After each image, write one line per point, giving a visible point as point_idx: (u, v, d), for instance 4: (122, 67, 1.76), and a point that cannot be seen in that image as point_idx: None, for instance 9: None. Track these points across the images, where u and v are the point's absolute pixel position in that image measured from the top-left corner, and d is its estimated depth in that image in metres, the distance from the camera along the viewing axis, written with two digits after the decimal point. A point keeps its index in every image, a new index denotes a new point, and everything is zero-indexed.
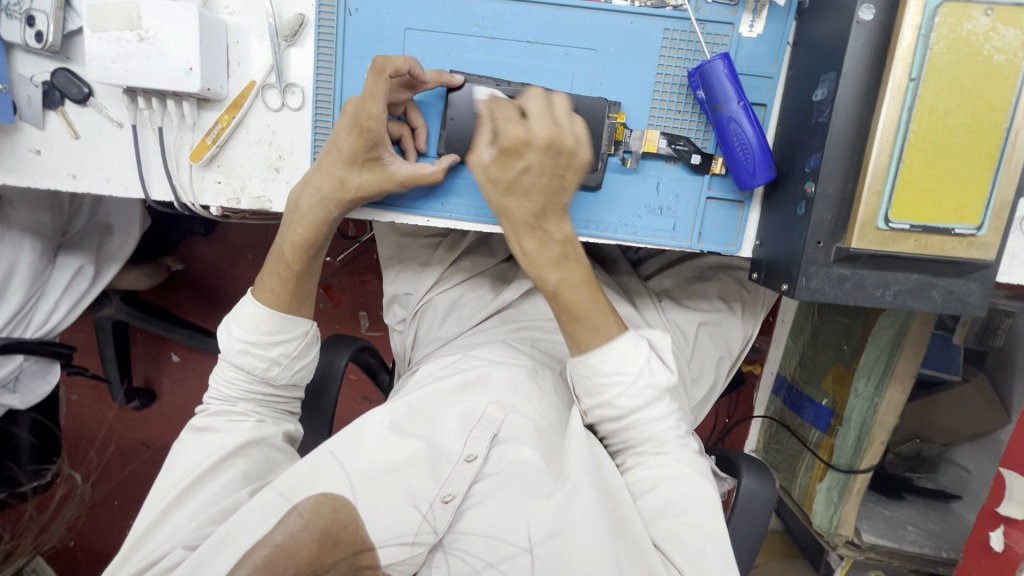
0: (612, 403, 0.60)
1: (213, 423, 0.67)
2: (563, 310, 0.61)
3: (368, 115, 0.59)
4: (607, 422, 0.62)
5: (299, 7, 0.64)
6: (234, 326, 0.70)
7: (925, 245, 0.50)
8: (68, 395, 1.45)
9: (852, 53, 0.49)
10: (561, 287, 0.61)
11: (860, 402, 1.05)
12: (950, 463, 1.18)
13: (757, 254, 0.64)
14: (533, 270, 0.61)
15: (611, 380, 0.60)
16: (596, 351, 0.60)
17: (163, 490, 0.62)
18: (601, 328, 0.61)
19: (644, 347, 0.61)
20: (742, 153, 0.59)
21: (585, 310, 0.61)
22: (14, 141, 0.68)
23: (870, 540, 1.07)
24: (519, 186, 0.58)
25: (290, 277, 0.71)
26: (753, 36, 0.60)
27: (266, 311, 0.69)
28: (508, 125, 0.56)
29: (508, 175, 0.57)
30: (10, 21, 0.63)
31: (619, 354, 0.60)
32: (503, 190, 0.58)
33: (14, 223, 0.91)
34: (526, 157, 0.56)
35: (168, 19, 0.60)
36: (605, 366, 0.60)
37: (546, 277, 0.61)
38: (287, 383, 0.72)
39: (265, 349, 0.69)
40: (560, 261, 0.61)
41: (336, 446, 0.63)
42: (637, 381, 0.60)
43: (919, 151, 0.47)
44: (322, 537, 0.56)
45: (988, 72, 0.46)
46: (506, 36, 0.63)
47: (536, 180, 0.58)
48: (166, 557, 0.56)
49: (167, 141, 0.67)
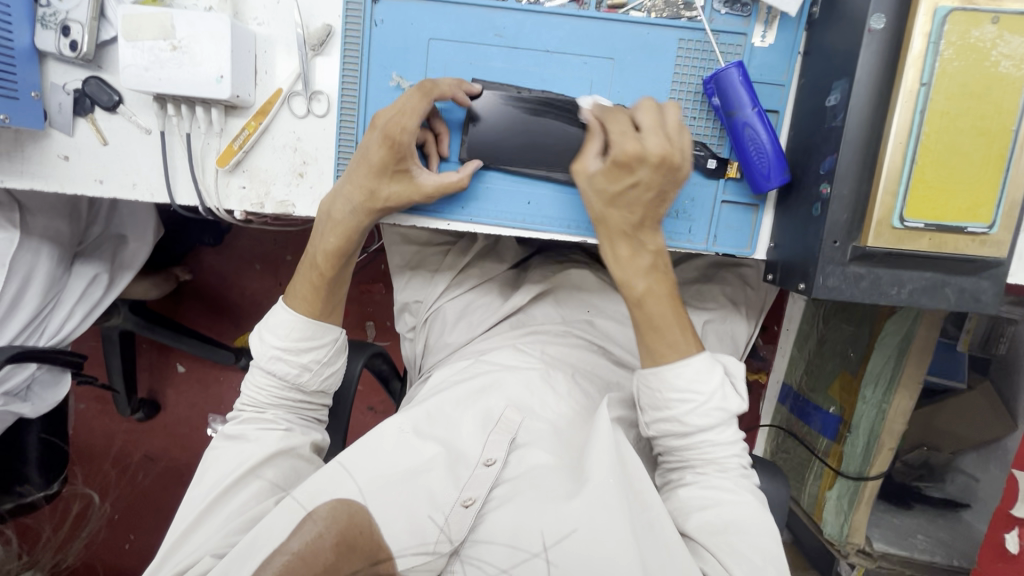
0: (680, 420, 0.61)
1: (244, 431, 0.69)
2: (646, 320, 0.63)
3: (397, 128, 0.62)
4: (670, 437, 0.63)
5: (326, 18, 0.66)
6: (266, 333, 0.72)
7: (939, 244, 0.51)
8: (76, 404, 1.45)
9: (864, 60, 0.51)
10: (645, 296, 0.64)
11: (868, 408, 1.05)
12: (957, 471, 1.16)
13: (771, 256, 0.66)
14: (621, 275, 0.63)
15: (684, 396, 0.61)
16: (673, 366, 0.61)
17: (196, 498, 0.63)
18: (679, 345, 0.62)
19: (719, 369, 0.62)
20: (756, 157, 0.61)
21: (666, 323, 0.63)
22: (44, 147, 0.69)
23: (881, 549, 1.07)
24: (621, 198, 0.61)
25: (322, 285, 0.72)
26: (765, 46, 0.62)
27: (299, 318, 0.71)
28: (624, 140, 0.58)
29: (614, 188, 0.60)
30: (44, 31, 0.65)
31: (696, 371, 0.61)
32: (607, 200, 0.61)
33: (33, 231, 0.90)
34: (636, 173, 0.59)
35: (201, 29, 0.62)
36: (677, 381, 0.61)
37: (631, 284, 0.63)
38: (316, 388, 0.73)
39: (297, 355, 0.70)
40: (649, 271, 0.63)
41: (347, 461, 0.62)
42: (710, 401, 0.60)
43: (931, 152, 0.49)
44: (338, 544, 0.55)
45: (995, 75, 0.48)
46: (527, 45, 0.65)
47: (648, 191, 0.60)
48: (197, 564, 0.58)
49: (194, 147, 0.69)
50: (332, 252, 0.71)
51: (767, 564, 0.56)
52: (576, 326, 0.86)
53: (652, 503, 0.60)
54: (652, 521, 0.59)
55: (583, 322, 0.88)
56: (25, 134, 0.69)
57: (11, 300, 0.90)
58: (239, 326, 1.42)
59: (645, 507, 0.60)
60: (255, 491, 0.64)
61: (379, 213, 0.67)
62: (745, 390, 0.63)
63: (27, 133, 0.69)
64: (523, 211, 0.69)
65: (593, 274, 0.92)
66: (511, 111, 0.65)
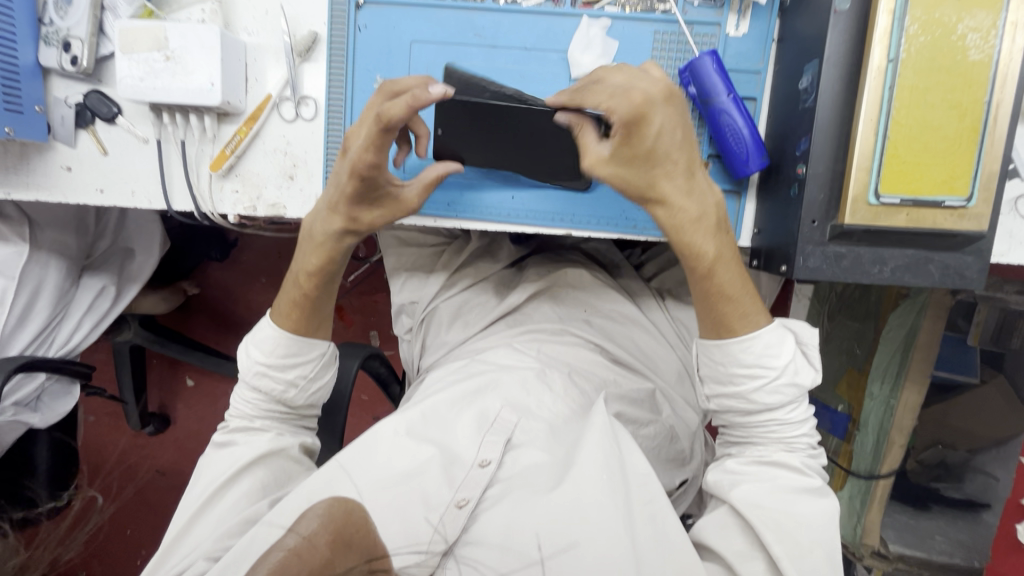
0: (747, 397, 0.61)
1: (233, 437, 0.70)
2: (716, 289, 0.60)
3: (365, 164, 0.60)
4: (733, 413, 0.63)
5: (312, 26, 0.69)
6: (251, 347, 0.73)
7: (917, 219, 0.51)
8: (86, 416, 1.47)
9: (832, 39, 0.52)
10: (716, 264, 0.60)
11: (875, 405, 1.00)
12: (977, 471, 1.09)
13: (755, 242, 0.66)
14: (691, 242, 0.59)
15: (755, 371, 0.60)
16: (741, 338, 0.60)
17: (193, 500, 0.64)
18: (747, 317, 0.60)
19: (790, 341, 0.60)
20: (734, 143, 0.61)
21: (737, 291, 0.60)
22: (48, 159, 0.72)
23: (898, 551, 1.05)
24: (661, 154, 0.54)
25: (305, 304, 0.72)
26: (739, 35, 0.63)
27: (282, 334, 0.72)
28: (623, 97, 0.51)
29: (645, 147, 0.53)
30: (47, 48, 0.69)
31: (766, 344, 0.60)
32: (647, 165, 0.54)
33: (42, 244, 0.93)
34: (655, 121, 0.52)
35: (192, 40, 0.64)
36: (745, 356, 0.60)
37: (701, 248, 0.59)
38: (303, 404, 0.73)
39: (282, 372, 0.71)
40: (717, 231, 0.59)
41: (347, 462, 0.62)
42: (780, 377, 0.59)
43: (903, 128, 0.49)
44: (334, 541, 0.52)
45: (961, 48, 0.48)
46: (506, 44, 0.67)
47: (671, 142, 0.54)
48: (191, 567, 0.57)
49: (189, 154, 0.71)
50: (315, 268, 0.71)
51: (813, 547, 0.55)
52: (572, 325, 0.84)
53: (657, 497, 0.60)
54: (654, 513, 0.59)
55: (581, 321, 0.86)
56: (30, 148, 0.72)
57: (21, 312, 0.91)
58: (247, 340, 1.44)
59: (648, 500, 0.60)
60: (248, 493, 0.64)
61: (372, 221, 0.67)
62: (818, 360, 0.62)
63: (32, 147, 0.72)
64: (507, 205, 0.70)
65: (590, 273, 0.90)
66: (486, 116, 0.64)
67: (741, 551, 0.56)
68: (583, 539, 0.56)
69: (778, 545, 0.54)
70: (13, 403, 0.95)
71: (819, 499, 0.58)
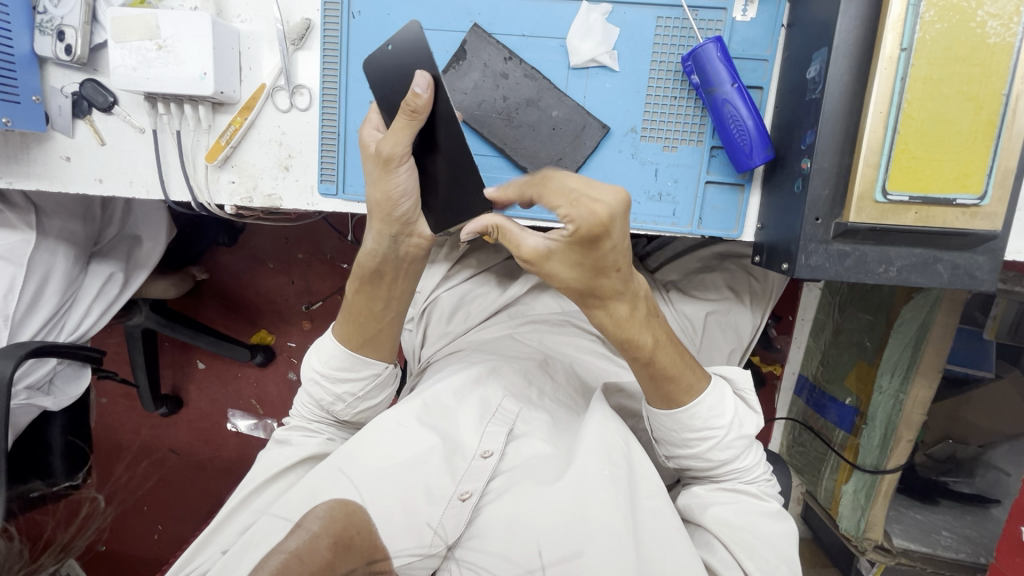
0: (704, 456, 0.60)
1: (287, 436, 0.69)
2: (660, 374, 0.56)
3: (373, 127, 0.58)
4: (691, 468, 0.63)
5: (305, 12, 0.67)
6: (312, 353, 0.68)
7: (926, 217, 0.49)
8: (98, 398, 1.50)
9: (843, 27, 0.50)
10: (656, 349, 0.55)
11: (884, 399, 0.94)
12: (987, 466, 1.04)
13: (758, 238, 0.64)
14: (630, 334, 0.53)
15: (703, 434, 0.59)
16: (687, 409, 0.58)
17: None
18: (693, 386, 0.58)
19: (731, 396, 0.60)
20: (738, 135, 0.59)
21: (677, 369, 0.57)
22: (47, 148, 0.72)
23: (902, 545, 0.96)
24: (612, 259, 0.47)
25: (357, 320, 0.64)
26: (746, 20, 0.61)
27: (339, 348, 0.65)
28: (586, 210, 0.43)
29: (592, 262, 0.46)
30: (42, 37, 0.68)
31: (709, 408, 0.58)
32: (592, 272, 0.48)
33: (49, 232, 0.92)
34: (612, 237, 0.44)
35: (184, 29, 0.63)
36: (695, 421, 0.59)
37: (639, 341, 0.54)
38: (351, 417, 0.69)
39: (333, 385, 0.66)
40: (648, 320, 0.54)
41: (343, 462, 0.58)
42: (730, 433, 0.59)
43: (914, 121, 0.47)
44: (334, 543, 0.51)
45: (981, 37, 0.45)
46: (503, 31, 0.65)
47: (625, 246, 0.46)
48: (202, 562, 0.59)
49: (185, 144, 0.71)
50: (369, 272, 0.61)
51: (779, 563, 0.58)
52: (574, 316, 0.85)
53: (658, 492, 0.60)
54: (656, 508, 0.59)
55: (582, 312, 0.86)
56: (29, 137, 0.72)
57: (31, 299, 0.91)
58: (254, 324, 1.44)
59: (651, 494, 0.59)
60: (254, 479, 0.64)
61: (416, 247, 0.60)
62: (755, 403, 0.63)
63: (30, 136, 0.72)
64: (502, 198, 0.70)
65: None
66: (448, 125, 0.52)
67: (727, 558, 0.57)
68: (586, 539, 0.55)
69: (751, 563, 0.57)
70: (26, 387, 0.92)
71: (785, 513, 0.60)
